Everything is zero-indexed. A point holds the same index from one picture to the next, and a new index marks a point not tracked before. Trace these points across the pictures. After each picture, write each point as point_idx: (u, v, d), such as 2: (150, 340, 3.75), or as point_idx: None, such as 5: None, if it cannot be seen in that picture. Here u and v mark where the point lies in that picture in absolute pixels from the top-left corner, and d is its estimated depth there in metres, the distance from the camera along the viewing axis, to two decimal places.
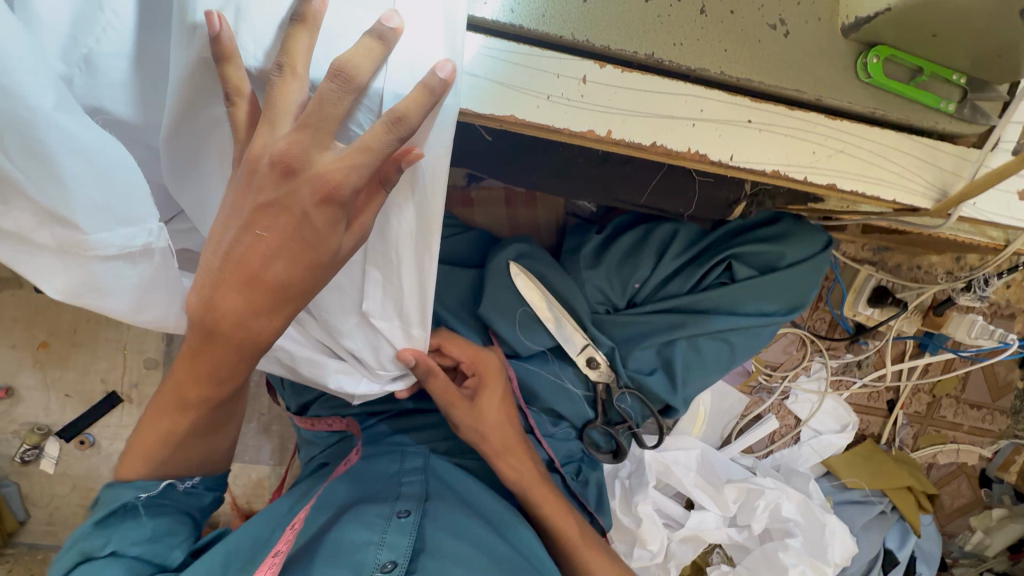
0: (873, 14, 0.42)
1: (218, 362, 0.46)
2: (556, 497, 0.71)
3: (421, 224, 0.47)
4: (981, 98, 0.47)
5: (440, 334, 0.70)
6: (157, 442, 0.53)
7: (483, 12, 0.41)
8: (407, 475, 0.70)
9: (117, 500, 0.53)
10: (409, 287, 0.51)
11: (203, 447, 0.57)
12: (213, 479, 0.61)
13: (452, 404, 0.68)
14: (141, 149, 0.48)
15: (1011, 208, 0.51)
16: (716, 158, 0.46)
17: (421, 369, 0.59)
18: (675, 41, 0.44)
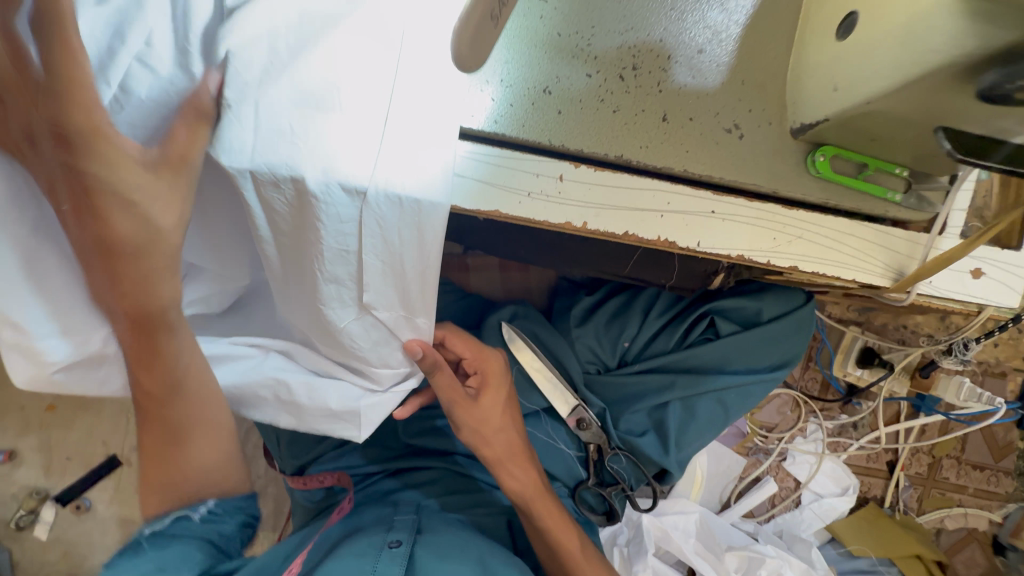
0: (815, 122, 0.47)
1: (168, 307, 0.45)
2: (558, 509, 0.68)
3: (422, 270, 0.47)
4: (925, 189, 0.52)
5: (445, 328, 0.63)
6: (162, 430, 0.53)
7: (472, 123, 0.47)
8: (400, 513, 0.71)
9: None
10: (414, 267, 0.47)
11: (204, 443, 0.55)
12: (231, 503, 0.59)
13: (454, 403, 0.63)
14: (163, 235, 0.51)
15: (964, 286, 0.55)
16: (684, 245, 0.51)
17: (427, 364, 0.55)
18: (642, 144, 0.49)
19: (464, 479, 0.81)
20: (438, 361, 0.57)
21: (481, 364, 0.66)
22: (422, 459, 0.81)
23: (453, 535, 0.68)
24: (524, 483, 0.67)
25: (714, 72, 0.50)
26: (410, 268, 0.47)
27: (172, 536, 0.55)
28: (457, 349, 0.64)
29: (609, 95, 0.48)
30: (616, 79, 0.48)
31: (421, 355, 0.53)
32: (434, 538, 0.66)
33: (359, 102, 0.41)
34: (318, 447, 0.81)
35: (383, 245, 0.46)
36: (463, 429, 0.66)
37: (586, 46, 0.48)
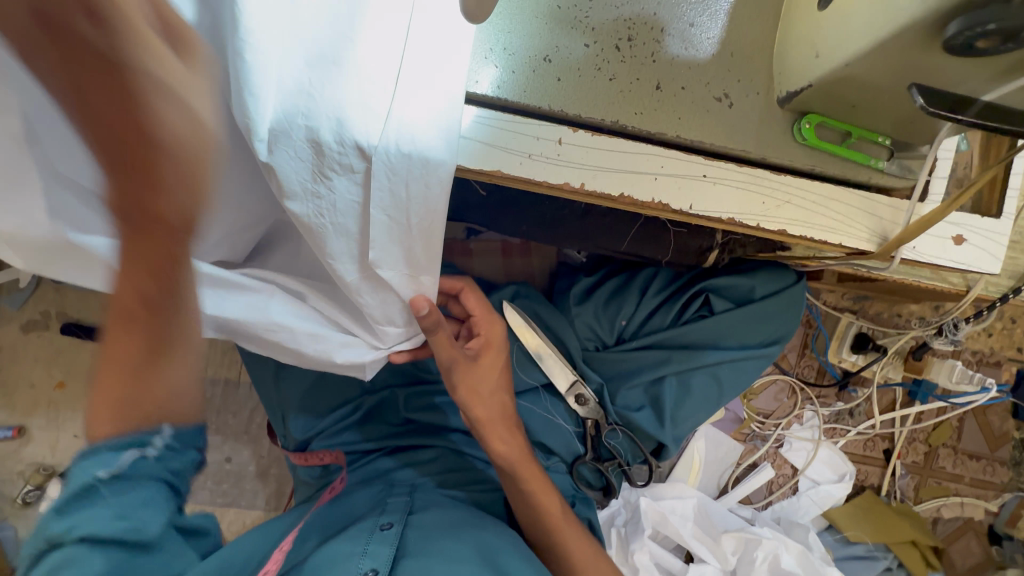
0: (799, 89, 0.50)
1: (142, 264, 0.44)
2: (539, 474, 0.72)
3: (425, 225, 0.50)
4: (907, 157, 0.55)
5: (466, 283, 0.71)
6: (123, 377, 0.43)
7: (476, 89, 0.50)
8: (393, 496, 0.73)
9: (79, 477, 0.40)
10: (418, 225, 0.50)
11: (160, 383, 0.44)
12: (178, 429, 0.44)
13: (455, 361, 0.65)
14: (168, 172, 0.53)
15: (947, 251, 0.57)
16: (678, 207, 0.53)
17: (429, 322, 0.56)
18: (636, 111, 0.52)
19: (461, 458, 0.82)
20: (438, 321, 0.58)
21: (486, 326, 0.71)
22: (422, 436, 0.82)
23: (445, 513, 0.69)
24: (510, 451, 0.70)
25: (705, 44, 0.53)
26: (416, 217, 0.49)
27: (133, 477, 0.41)
28: (469, 305, 0.71)
29: (606, 64, 0.51)
30: (613, 50, 0.52)
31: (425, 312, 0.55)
32: (426, 517, 0.68)
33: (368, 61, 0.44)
34: (327, 419, 0.81)
35: (390, 195, 0.48)
36: (459, 389, 0.67)
37: (584, 19, 0.51)
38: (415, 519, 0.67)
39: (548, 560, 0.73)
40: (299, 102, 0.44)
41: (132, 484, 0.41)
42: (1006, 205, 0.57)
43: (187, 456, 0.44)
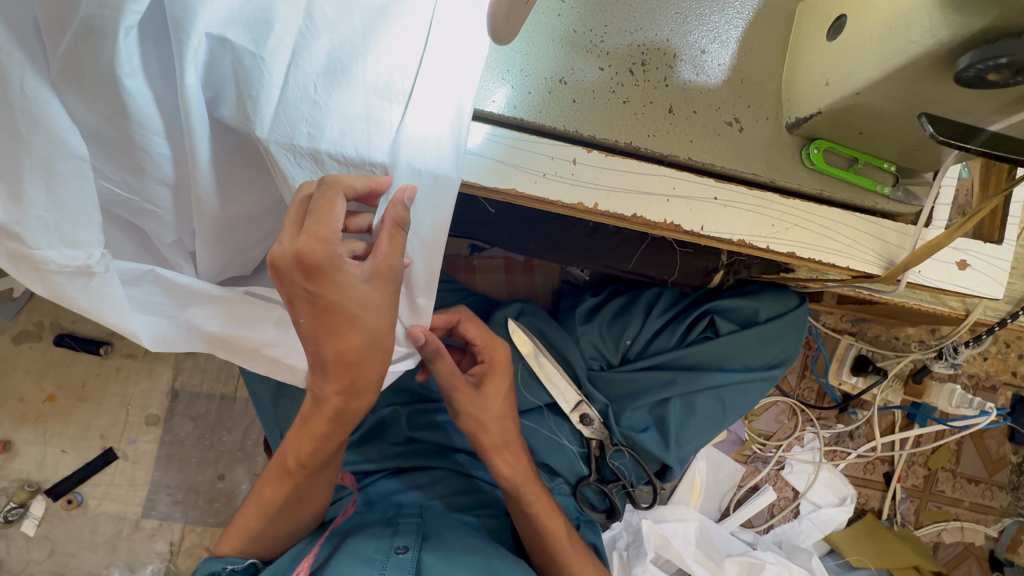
0: (809, 116, 0.51)
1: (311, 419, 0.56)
2: (545, 495, 0.71)
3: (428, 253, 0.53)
4: (912, 183, 0.56)
5: (462, 312, 0.68)
6: (262, 508, 0.65)
7: (491, 107, 0.51)
8: (403, 515, 0.71)
9: (208, 569, 0.65)
10: (420, 251, 0.52)
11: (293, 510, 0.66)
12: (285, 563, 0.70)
13: (455, 390, 0.67)
14: (159, 184, 0.54)
15: (952, 276, 0.58)
16: (689, 228, 0.54)
17: (430, 348, 0.59)
18: (649, 133, 0.53)
19: (464, 479, 0.80)
20: (440, 350, 0.61)
21: (490, 352, 0.69)
22: (424, 456, 0.81)
23: (459, 541, 0.68)
24: (515, 468, 0.69)
25: (716, 70, 0.54)
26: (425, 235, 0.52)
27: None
28: (470, 334, 0.68)
29: (620, 87, 0.52)
30: (627, 74, 0.53)
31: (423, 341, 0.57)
32: (441, 542, 0.66)
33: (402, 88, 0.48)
34: None
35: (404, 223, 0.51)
36: (462, 417, 0.69)
37: (599, 43, 0.53)
38: (430, 545, 0.66)
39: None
40: (338, 126, 0.49)
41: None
42: (1008, 232, 0.59)
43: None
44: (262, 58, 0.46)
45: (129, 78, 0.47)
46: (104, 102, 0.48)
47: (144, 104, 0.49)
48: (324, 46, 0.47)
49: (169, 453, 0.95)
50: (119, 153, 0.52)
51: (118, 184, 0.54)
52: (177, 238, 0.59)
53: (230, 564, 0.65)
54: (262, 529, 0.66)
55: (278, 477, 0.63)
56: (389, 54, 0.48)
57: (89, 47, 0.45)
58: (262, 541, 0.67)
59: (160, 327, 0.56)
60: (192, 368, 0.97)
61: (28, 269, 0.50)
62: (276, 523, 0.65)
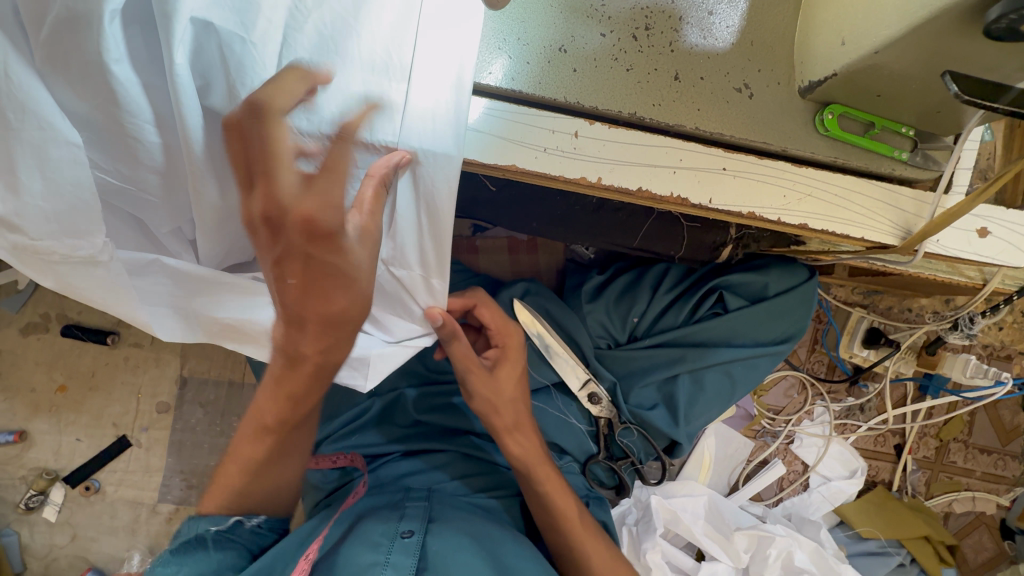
0: (823, 79, 0.49)
1: (293, 389, 0.56)
2: (556, 478, 0.71)
3: (434, 233, 0.51)
4: (931, 147, 0.53)
5: (479, 296, 0.68)
6: (243, 470, 0.63)
7: (488, 80, 0.49)
8: (410, 500, 0.72)
9: (194, 531, 0.63)
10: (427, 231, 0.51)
11: (279, 476, 0.65)
12: (275, 521, 0.69)
13: (469, 369, 0.66)
14: (154, 172, 0.53)
15: (972, 245, 0.56)
16: (697, 201, 0.52)
17: (446, 330, 0.59)
18: (654, 102, 0.50)
19: (472, 462, 0.81)
20: (455, 330, 0.61)
21: (504, 337, 0.70)
22: (433, 440, 0.82)
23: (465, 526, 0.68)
24: (526, 448, 0.69)
25: (725, 33, 0.51)
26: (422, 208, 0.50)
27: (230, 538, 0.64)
28: (484, 319, 0.69)
29: (623, 54, 0.50)
30: (630, 39, 0.50)
31: (438, 323, 0.57)
32: (446, 525, 0.67)
33: (393, 63, 0.46)
34: (329, 424, 0.82)
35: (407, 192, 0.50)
36: (475, 399, 0.68)
37: (600, 7, 0.50)
38: (436, 528, 0.66)
39: (563, 559, 0.71)
40: (334, 105, 0.47)
41: (228, 547, 0.64)
42: None
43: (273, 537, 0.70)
44: (252, 43, 0.45)
45: (117, 65, 0.45)
46: (94, 89, 0.47)
47: (134, 92, 0.47)
48: (312, 19, 0.45)
49: (181, 440, 0.97)
50: (113, 141, 0.50)
51: (113, 174, 0.53)
52: (175, 226, 0.58)
53: (217, 524, 0.64)
54: (243, 493, 0.64)
55: (253, 436, 0.62)
56: (379, 25, 0.46)
57: (77, 33, 0.44)
58: (244, 498, 0.65)
59: (174, 317, 0.56)
60: (199, 356, 0.97)
61: (32, 261, 0.50)
62: (252, 486, 0.64)
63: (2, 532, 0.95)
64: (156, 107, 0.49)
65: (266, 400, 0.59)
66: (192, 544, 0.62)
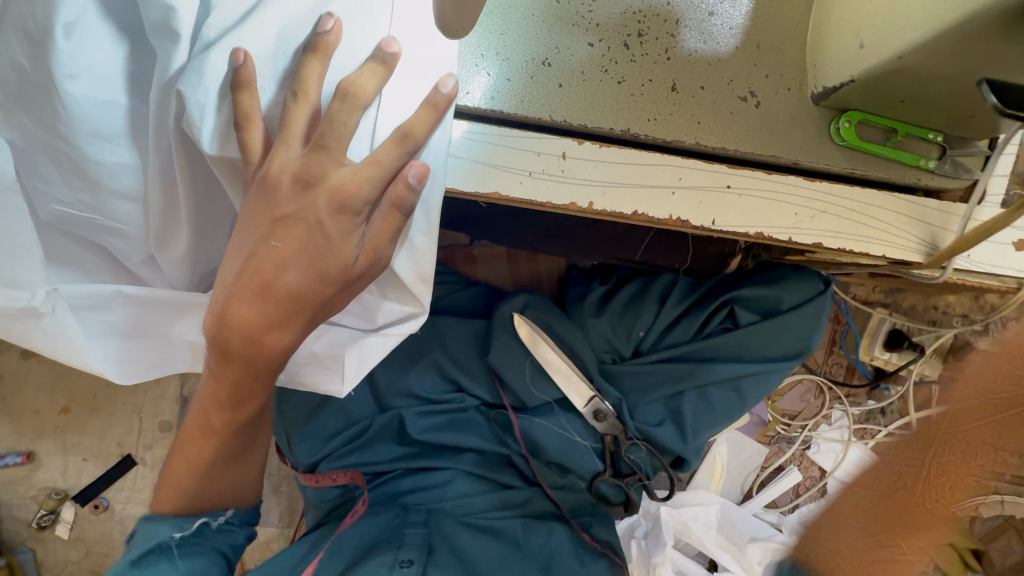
0: (838, 84, 0.44)
1: (237, 384, 0.49)
2: None
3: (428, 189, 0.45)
4: (961, 154, 0.48)
5: None
6: (188, 472, 0.58)
7: (467, 101, 0.45)
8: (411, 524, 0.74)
9: (153, 539, 0.57)
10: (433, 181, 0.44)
11: (236, 473, 0.60)
12: (245, 515, 0.65)
13: None
14: (116, 198, 0.48)
15: (1008, 259, 0.50)
16: (699, 223, 0.48)
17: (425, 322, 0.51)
18: (649, 117, 0.46)
19: (475, 480, 0.79)
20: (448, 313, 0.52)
21: None
22: (434, 457, 0.80)
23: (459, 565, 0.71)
24: None
25: (727, 35, 0.46)
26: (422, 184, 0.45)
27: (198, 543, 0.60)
28: None
29: (613, 65, 0.45)
30: (621, 48, 0.45)
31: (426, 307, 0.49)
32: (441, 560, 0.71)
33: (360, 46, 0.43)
34: (330, 443, 0.79)
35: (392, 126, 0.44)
36: None
37: (586, 14, 0.45)
38: (435, 558, 0.71)
39: None
40: None
41: (200, 552, 0.59)
42: None
43: (247, 533, 0.65)
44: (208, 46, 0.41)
45: (70, 82, 0.42)
46: (45, 117, 0.43)
47: (91, 110, 0.44)
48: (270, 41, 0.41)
49: None
50: (70, 167, 0.46)
51: (73, 204, 0.49)
52: (147, 255, 0.53)
53: (181, 530, 0.58)
54: (196, 489, 0.59)
55: (201, 434, 0.56)
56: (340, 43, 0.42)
57: (35, 59, 0.41)
58: (203, 495, 0.60)
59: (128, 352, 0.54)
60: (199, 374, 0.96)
61: None
62: (209, 481, 0.59)
63: (18, 550, 0.96)
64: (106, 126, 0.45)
65: (207, 398, 0.53)
66: (151, 555, 0.57)
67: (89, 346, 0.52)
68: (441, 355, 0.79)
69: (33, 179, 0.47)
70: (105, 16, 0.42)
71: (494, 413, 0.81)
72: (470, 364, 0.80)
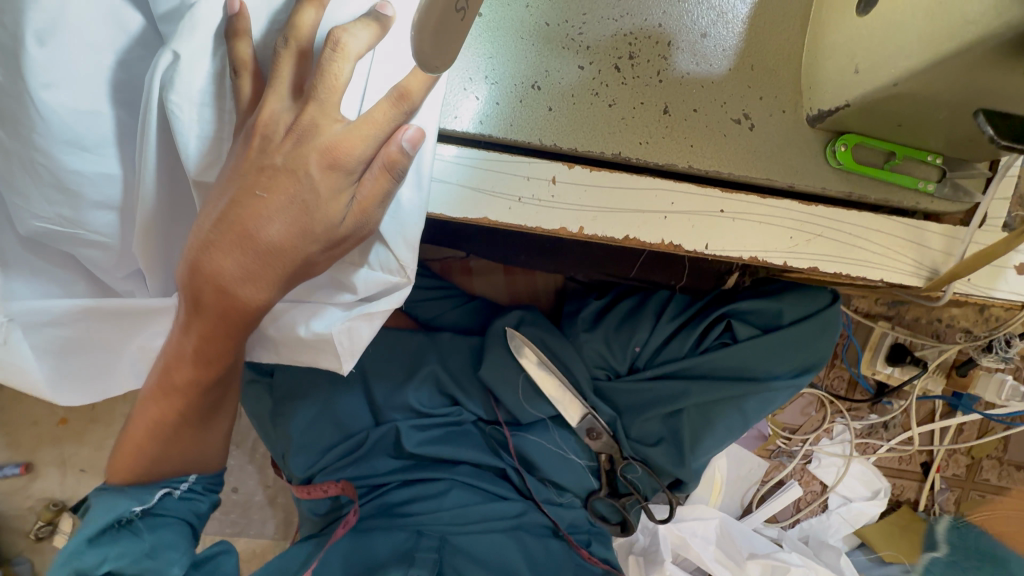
0: (834, 108, 0.43)
1: (207, 338, 0.46)
2: None
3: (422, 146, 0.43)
4: (961, 176, 0.47)
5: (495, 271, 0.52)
6: (148, 437, 0.55)
7: (453, 125, 0.44)
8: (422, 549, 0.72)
9: (111, 512, 0.53)
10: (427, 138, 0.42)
11: (202, 437, 0.58)
12: (208, 479, 0.60)
13: None
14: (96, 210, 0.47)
15: (1009, 283, 0.49)
16: (692, 248, 0.47)
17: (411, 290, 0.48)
18: (641, 140, 0.45)
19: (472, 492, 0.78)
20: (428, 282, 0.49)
21: None
22: (430, 468, 0.80)
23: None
24: None
25: (720, 57, 0.45)
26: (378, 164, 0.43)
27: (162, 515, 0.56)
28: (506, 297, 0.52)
29: (604, 88, 0.44)
30: (612, 71, 0.45)
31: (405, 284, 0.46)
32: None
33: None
34: (324, 457, 0.79)
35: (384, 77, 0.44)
36: None
37: (577, 36, 0.44)
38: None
39: None
40: None
41: (165, 523, 0.56)
42: None
43: (213, 499, 0.61)
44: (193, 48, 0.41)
45: (46, 90, 0.41)
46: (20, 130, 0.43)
47: (67, 120, 0.43)
48: None
49: None
50: (47, 180, 0.44)
51: (55, 220, 0.47)
52: (130, 268, 0.51)
53: (140, 503, 0.55)
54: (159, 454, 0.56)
55: (163, 392, 0.52)
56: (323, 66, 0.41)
57: (10, 70, 0.41)
58: (168, 459, 0.56)
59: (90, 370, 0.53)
60: None
61: None
62: (178, 442, 0.56)
63: (16, 560, 0.96)
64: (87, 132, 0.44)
65: (169, 355, 0.50)
66: (109, 532, 0.53)
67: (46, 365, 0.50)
68: (438, 368, 0.79)
69: (10, 195, 0.46)
70: (83, 27, 0.42)
71: (489, 428, 0.81)
72: (466, 379, 0.80)
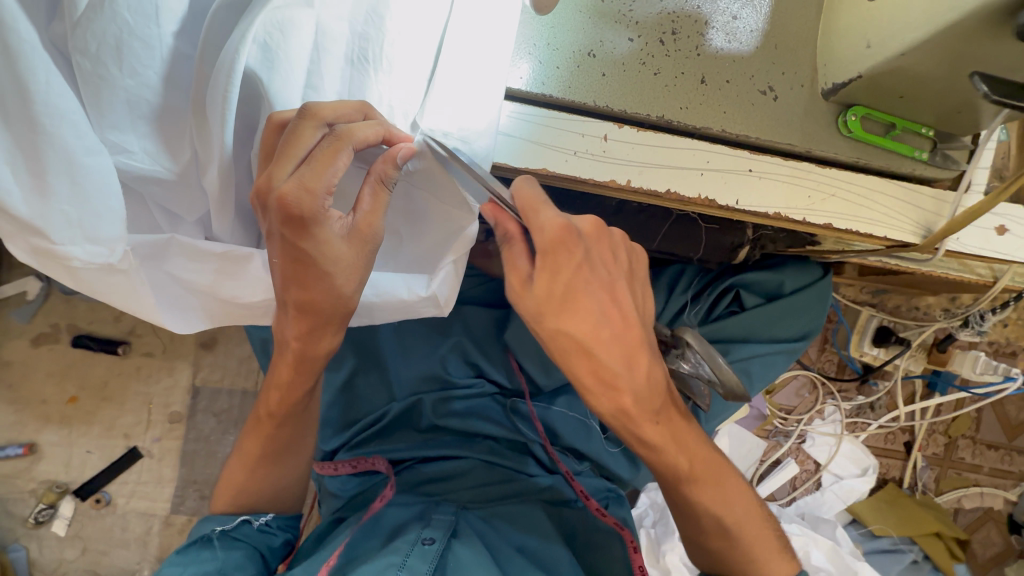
0: (847, 81, 0.50)
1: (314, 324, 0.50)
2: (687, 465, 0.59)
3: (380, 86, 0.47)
4: (949, 148, 0.55)
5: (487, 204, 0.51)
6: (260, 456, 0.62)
7: (518, 84, 0.49)
8: (439, 512, 0.73)
9: (199, 533, 0.61)
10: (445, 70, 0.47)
11: (281, 467, 0.65)
12: (285, 520, 0.67)
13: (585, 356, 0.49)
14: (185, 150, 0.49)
15: (991, 242, 0.57)
16: (724, 203, 0.53)
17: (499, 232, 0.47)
18: (681, 105, 0.51)
19: (494, 470, 0.80)
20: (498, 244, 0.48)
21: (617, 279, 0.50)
22: (454, 446, 0.80)
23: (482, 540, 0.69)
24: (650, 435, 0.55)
25: (748, 36, 0.52)
26: (447, 129, 0.47)
27: (239, 538, 0.62)
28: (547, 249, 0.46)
29: (651, 58, 0.51)
30: (657, 44, 0.51)
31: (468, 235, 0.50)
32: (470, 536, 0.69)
33: None
34: (350, 430, 0.80)
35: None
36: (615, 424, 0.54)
37: (628, 12, 0.51)
38: (461, 538, 0.68)
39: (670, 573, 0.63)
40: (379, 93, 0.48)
41: (238, 544, 0.61)
42: None
43: (286, 539, 0.67)
44: None
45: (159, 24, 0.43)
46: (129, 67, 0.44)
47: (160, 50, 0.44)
48: (342, 29, 0.46)
49: (193, 450, 0.95)
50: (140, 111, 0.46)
51: (140, 156, 0.48)
52: (201, 214, 0.53)
53: (222, 524, 0.62)
54: (248, 482, 0.63)
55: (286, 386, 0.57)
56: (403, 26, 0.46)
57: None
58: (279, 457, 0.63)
59: (191, 311, 0.53)
60: (212, 364, 0.95)
61: (52, 263, 0.46)
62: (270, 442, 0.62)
63: (11, 548, 0.93)
64: (174, 73, 0.46)
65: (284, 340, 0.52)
66: (195, 545, 0.60)
67: (166, 316, 0.52)
68: (464, 339, 0.81)
69: (100, 129, 0.45)
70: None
71: (511, 402, 0.82)
72: (490, 349, 0.83)
